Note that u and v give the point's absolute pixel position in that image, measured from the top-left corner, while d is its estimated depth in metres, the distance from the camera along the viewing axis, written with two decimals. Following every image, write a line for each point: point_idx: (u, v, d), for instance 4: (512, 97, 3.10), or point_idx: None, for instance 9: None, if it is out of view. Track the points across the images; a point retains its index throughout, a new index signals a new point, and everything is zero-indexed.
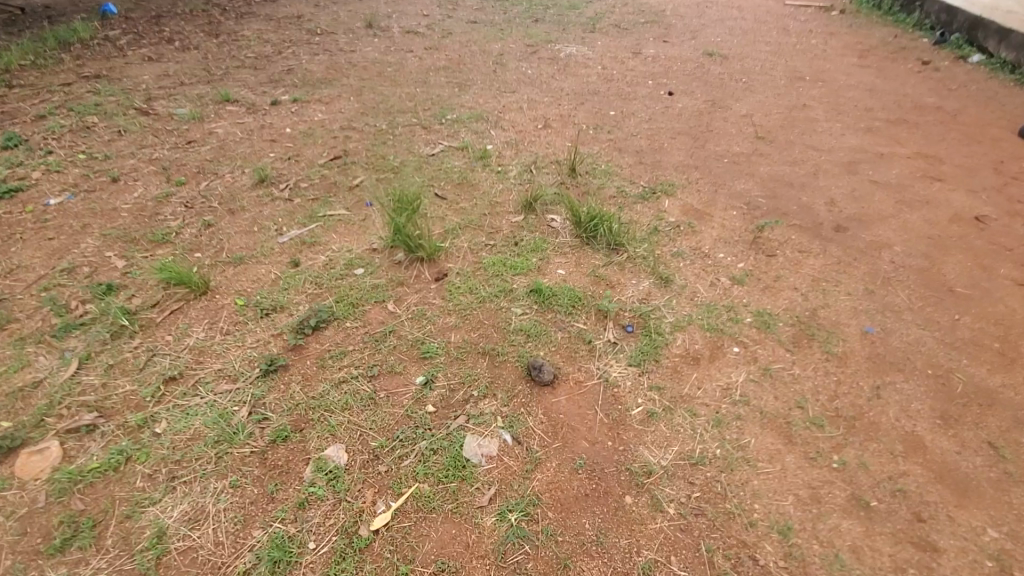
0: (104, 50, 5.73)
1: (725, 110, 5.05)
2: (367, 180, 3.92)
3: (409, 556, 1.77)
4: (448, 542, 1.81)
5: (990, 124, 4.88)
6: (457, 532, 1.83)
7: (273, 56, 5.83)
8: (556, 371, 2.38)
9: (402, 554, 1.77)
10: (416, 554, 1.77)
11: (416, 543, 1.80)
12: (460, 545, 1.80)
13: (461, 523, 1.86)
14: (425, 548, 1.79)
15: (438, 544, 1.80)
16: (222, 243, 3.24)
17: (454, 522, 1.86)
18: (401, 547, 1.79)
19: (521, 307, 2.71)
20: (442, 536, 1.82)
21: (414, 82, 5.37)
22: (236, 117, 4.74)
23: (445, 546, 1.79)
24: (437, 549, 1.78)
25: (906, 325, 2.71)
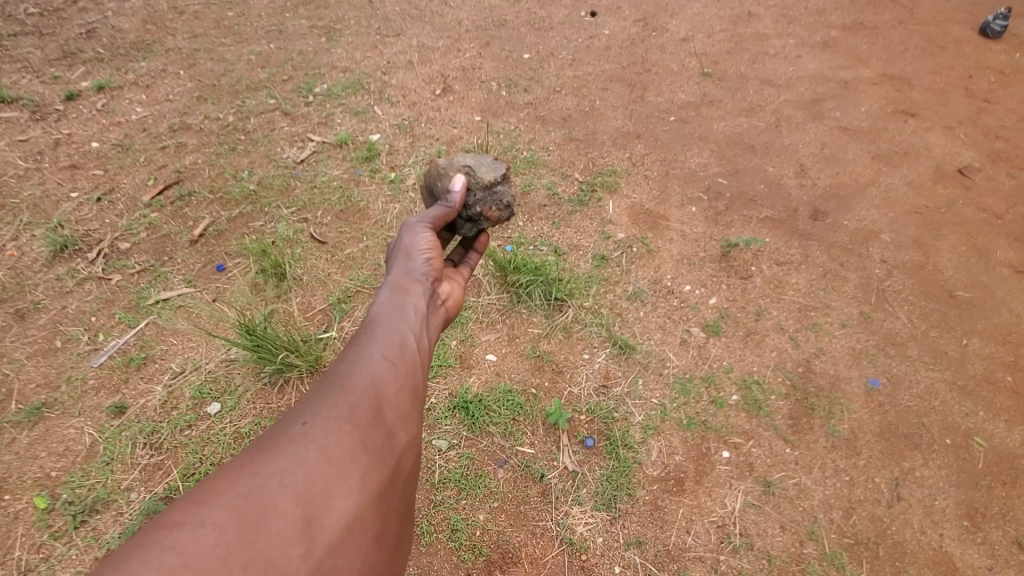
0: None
1: (663, 33, 3.93)
2: (215, 222, 2.81)
3: (280, 465, 0.93)
4: (420, 411, 1.19)
5: (951, 19, 4.16)
6: (424, 376, 1.26)
7: (64, 9, 4.14)
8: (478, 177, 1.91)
9: (255, 468, 0.91)
10: (288, 464, 0.93)
11: (307, 429, 1.01)
12: (402, 457, 1.09)
13: (429, 348, 1.35)
14: (318, 455, 0.97)
15: (361, 435, 1.04)
16: (10, 382, 2.27)
17: (414, 363, 1.25)
18: (265, 449, 0.96)
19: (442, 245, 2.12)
20: (415, 382, 1.22)
21: (265, 33, 3.91)
22: (17, 132, 3.27)
23: (404, 450, 1.10)
24: (350, 446, 1.01)
25: (915, 368, 2.23)
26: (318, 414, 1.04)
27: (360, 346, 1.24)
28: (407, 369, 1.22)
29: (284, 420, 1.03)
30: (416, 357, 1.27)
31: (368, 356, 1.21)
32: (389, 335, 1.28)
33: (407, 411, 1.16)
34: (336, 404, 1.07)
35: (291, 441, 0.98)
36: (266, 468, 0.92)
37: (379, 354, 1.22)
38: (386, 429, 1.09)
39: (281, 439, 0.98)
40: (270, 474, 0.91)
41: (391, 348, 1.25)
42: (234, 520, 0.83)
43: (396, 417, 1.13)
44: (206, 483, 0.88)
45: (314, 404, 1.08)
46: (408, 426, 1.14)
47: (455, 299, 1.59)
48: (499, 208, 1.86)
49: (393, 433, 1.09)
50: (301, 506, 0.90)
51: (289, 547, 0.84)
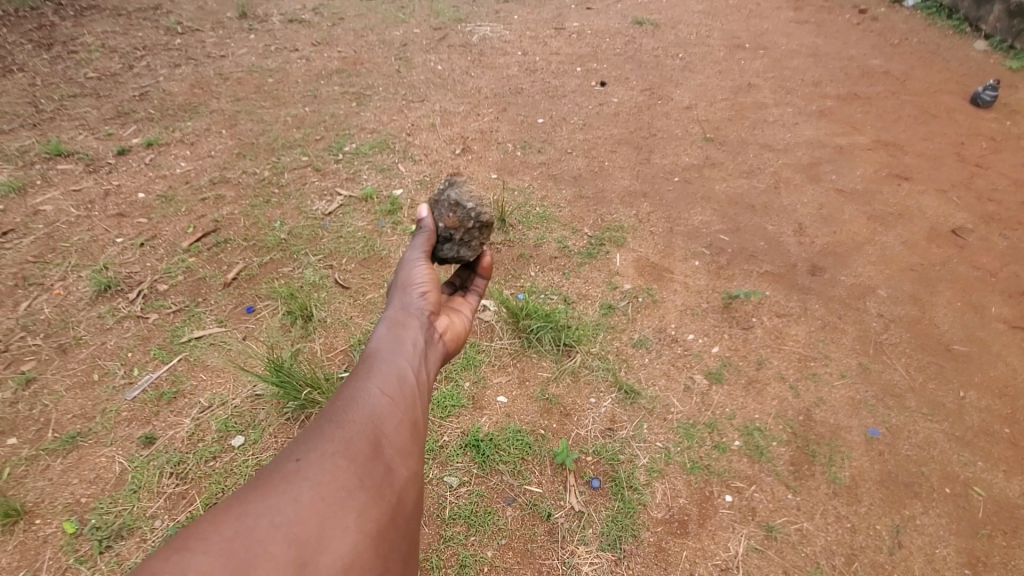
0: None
1: (668, 101, 4.22)
2: (247, 267, 3.02)
3: (279, 503, 1.06)
4: (413, 448, 1.33)
5: (940, 90, 4.42)
6: (418, 414, 1.40)
7: (121, 73, 4.56)
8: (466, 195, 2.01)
9: (256, 506, 1.05)
10: (286, 503, 1.07)
11: (304, 467, 1.15)
12: (396, 493, 1.23)
13: (425, 385, 1.50)
14: (313, 495, 1.10)
15: (356, 474, 1.18)
16: (48, 412, 2.41)
17: (408, 402, 1.40)
18: (265, 486, 1.09)
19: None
20: (408, 421, 1.36)
21: (301, 97, 4.27)
22: (72, 182, 3.57)
23: (397, 486, 1.24)
24: (346, 486, 1.15)
25: (912, 420, 2.35)
26: (315, 453, 1.18)
27: (358, 384, 1.39)
28: (402, 406, 1.38)
29: (285, 458, 1.17)
30: (411, 395, 1.42)
31: (365, 395, 1.35)
32: (386, 373, 1.43)
33: (401, 448, 1.30)
34: (331, 443, 1.21)
35: (289, 479, 1.11)
36: (266, 506, 1.05)
37: (376, 393, 1.36)
38: (380, 467, 1.23)
39: (280, 477, 1.12)
40: (270, 512, 1.04)
41: (387, 386, 1.40)
42: (237, 554, 0.96)
43: (391, 454, 1.27)
44: (211, 519, 1.01)
45: (311, 440, 1.22)
46: (404, 463, 1.28)
47: (453, 332, 1.73)
48: (456, 213, 1.90)
49: (385, 471, 1.23)
50: (298, 544, 1.02)
51: None
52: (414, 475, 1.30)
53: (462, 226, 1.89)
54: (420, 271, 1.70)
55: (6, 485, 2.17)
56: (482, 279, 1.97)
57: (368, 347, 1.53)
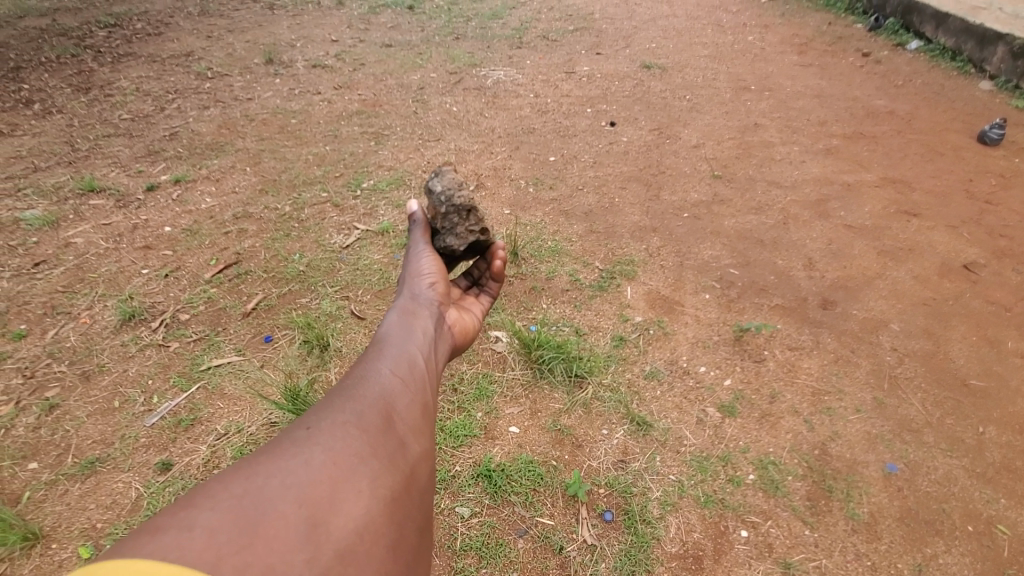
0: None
1: (676, 140, 4.35)
2: (266, 297, 3.10)
3: (293, 464, 1.12)
4: (423, 427, 1.41)
5: (946, 129, 4.50)
6: (426, 397, 1.50)
7: (153, 115, 4.80)
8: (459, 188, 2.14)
9: (269, 466, 1.10)
10: (299, 463, 1.13)
11: (317, 434, 1.22)
12: (407, 465, 1.29)
13: (432, 373, 1.60)
14: (327, 459, 1.16)
15: (367, 443, 1.25)
16: (69, 437, 2.47)
17: (416, 385, 1.49)
18: (280, 450, 1.16)
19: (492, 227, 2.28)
20: (418, 402, 1.45)
21: (323, 137, 4.46)
22: (103, 216, 3.72)
23: (408, 458, 1.31)
24: (359, 453, 1.22)
25: (931, 455, 2.31)
26: (326, 425, 1.25)
27: (369, 366, 1.49)
28: (409, 385, 1.48)
29: (298, 428, 1.25)
30: (419, 379, 1.52)
31: (375, 376, 1.45)
32: (395, 357, 1.54)
33: (411, 424, 1.39)
34: (342, 417, 1.29)
35: (302, 446, 1.18)
36: (280, 466, 1.11)
37: (385, 374, 1.47)
38: (390, 438, 1.31)
39: (293, 442, 1.18)
40: (286, 472, 1.10)
41: (397, 368, 1.50)
42: (250, 508, 1.01)
43: (402, 428, 1.35)
44: (225, 478, 1.06)
45: (323, 415, 1.30)
46: (413, 437, 1.37)
47: (460, 327, 1.88)
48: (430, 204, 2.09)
49: (396, 442, 1.31)
50: (314, 501, 1.08)
51: (301, 536, 1.01)
52: (424, 452, 1.37)
53: (438, 213, 2.05)
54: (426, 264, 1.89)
55: (26, 508, 2.22)
56: (496, 282, 2.12)
57: (378, 334, 1.65)
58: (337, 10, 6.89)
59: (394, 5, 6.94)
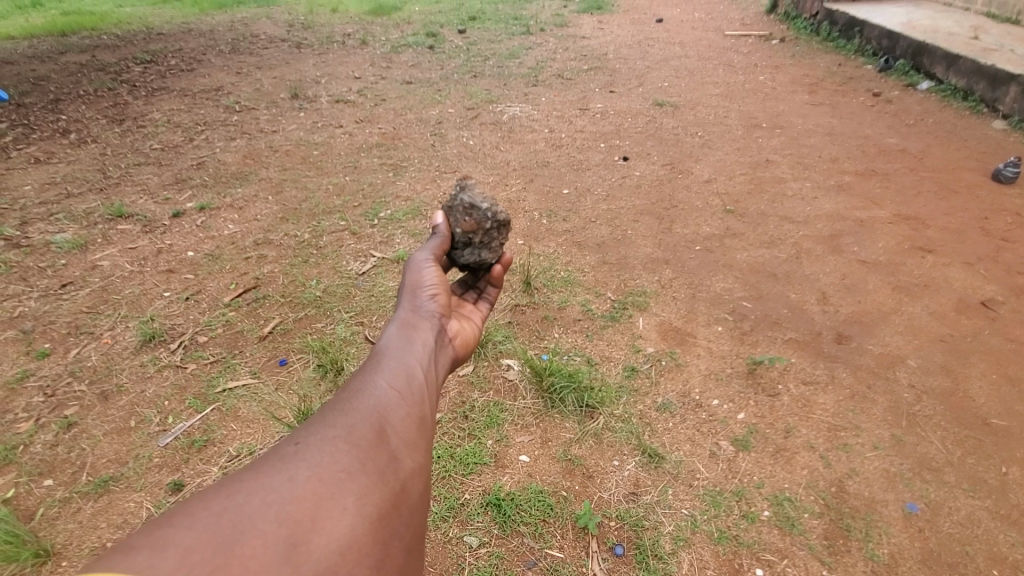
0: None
1: (688, 175, 4.41)
2: (282, 322, 3.16)
3: (276, 481, 1.14)
4: (419, 442, 1.42)
5: (959, 167, 4.52)
6: (423, 410, 1.50)
7: (183, 145, 5.00)
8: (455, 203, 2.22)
9: (252, 483, 1.12)
10: (282, 480, 1.14)
11: (304, 450, 1.23)
12: (398, 481, 1.30)
13: (432, 385, 1.61)
14: (311, 476, 1.17)
15: (357, 459, 1.26)
16: (85, 456, 2.50)
17: (413, 398, 1.50)
18: (265, 467, 1.17)
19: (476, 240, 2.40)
20: (414, 415, 1.46)
21: (343, 168, 4.60)
22: (129, 240, 3.85)
23: (401, 474, 1.31)
24: (346, 471, 1.23)
25: (953, 496, 2.25)
26: (314, 442, 1.27)
27: (366, 380, 1.50)
28: (405, 399, 1.49)
29: (286, 444, 1.26)
30: (416, 392, 1.53)
31: (371, 389, 1.47)
32: (393, 371, 1.56)
33: (405, 439, 1.39)
34: (332, 433, 1.30)
35: (287, 464, 1.19)
36: (262, 483, 1.12)
37: (382, 388, 1.48)
38: (382, 454, 1.32)
39: (279, 458, 1.20)
40: (269, 489, 1.12)
41: (394, 381, 1.52)
42: (227, 526, 1.02)
43: (395, 444, 1.36)
44: (205, 496, 1.08)
45: (314, 431, 1.31)
46: (406, 453, 1.37)
47: (463, 337, 1.87)
48: (472, 218, 2.13)
49: (388, 457, 1.32)
50: (296, 518, 1.08)
51: (279, 554, 1.02)
52: (418, 467, 1.38)
53: (481, 228, 2.13)
54: (429, 274, 1.87)
55: (38, 525, 2.25)
56: (493, 288, 2.14)
57: (379, 345, 1.66)
58: (361, 49, 7.20)
59: (416, 45, 7.24)
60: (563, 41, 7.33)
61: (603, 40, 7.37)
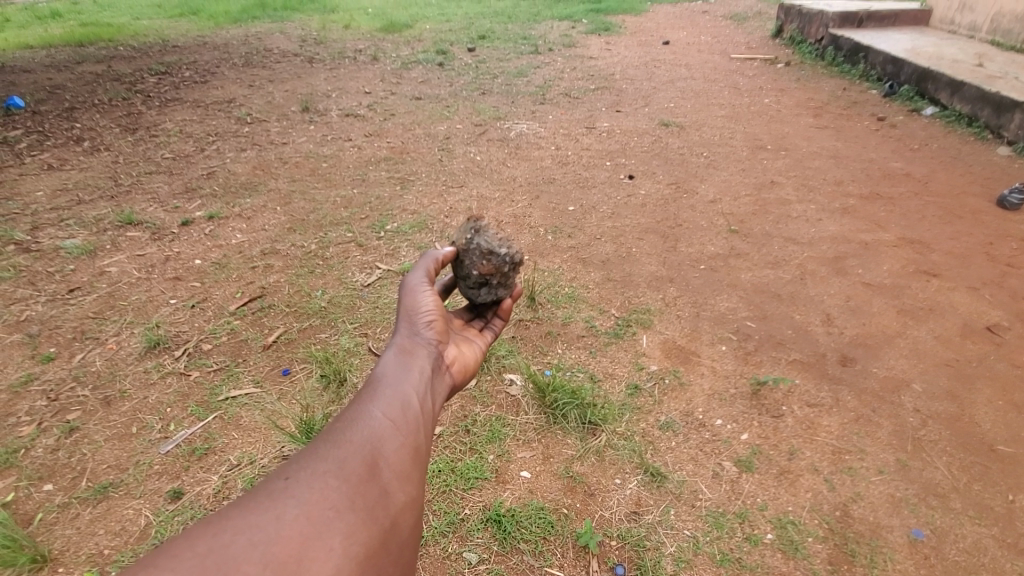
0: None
1: (693, 194, 4.44)
2: (287, 331, 3.17)
3: (264, 519, 1.16)
4: (411, 474, 1.43)
5: (964, 192, 4.54)
6: (418, 440, 1.50)
7: (194, 155, 5.07)
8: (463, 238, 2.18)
9: (240, 521, 1.14)
10: (270, 519, 1.16)
11: (294, 486, 1.25)
12: (387, 517, 1.31)
13: (429, 413, 1.60)
14: (299, 515, 1.19)
15: (346, 495, 1.28)
16: (85, 461, 2.50)
17: (408, 428, 1.50)
18: (254, 502, 1.19)
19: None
20: (408, 446, 1.46)
21: (351, 180, 4.65)
22: (138, 247, 3.88)
23: (390, 510, 1.33)
24: (335, 507, 1.24)
25: (959, 523, 2.22)
26: (306, 475, 1.28)
27: (361, 408, 1.51)
28: (400, 430, 1.49)
29: (278, 476, 1.28)
30: (412, 421, 1.53)
31: (366, 419, 1.47)
32: (389, 398, 1.56)
33: (397, 472, 1.40)
34: (324, 466, 1.32)
35: (277, 499, 1.21)
36: (251, 521, 1.15)
37: (376, 418, 1.48)
38: (373, 489, 1.33)
39: (269, 494, 1.22)
40: (256, 528, 1.14)
41: (389, 410, 1.52)
42: (213, 567, 1.05)
43: (387, 477, 1.37)
44: (194, 534, 1.11)
45: (307, 462, 1.33)
46: (397, 486, 1.38)
47: (461, 363, 1.86)
48: (490, 262, 2.10)
49: (378, 491, 1.34)
50: (280, 560, 1.11)
51: None
52: (409, 500, 1.39)
53: (499, 271, 2.12)
54: (426, 300, 1.83)
55: (36, 530, 2.24)
56: (500, 321, 2.14)
57: (376, 371, 1.65)
58: (372, 65, 7.32)
59: (426, 62, 7.36)
60: (571, 61, 7.44)
61: (610, 61, 7.48)
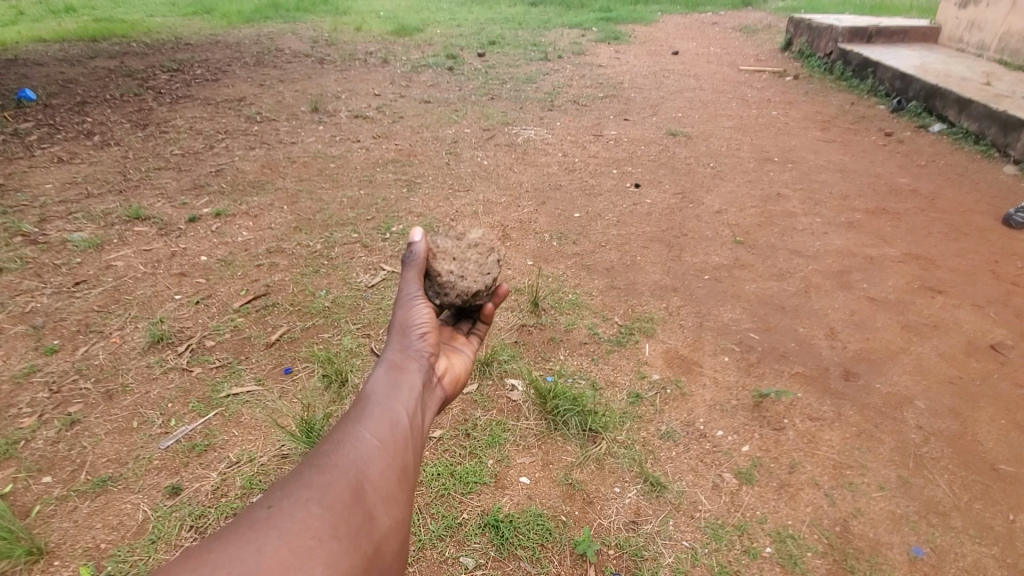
0: (8, 148, 5.04)
1: (699, 205, 4.44)
2: (290, 330, 3.18)
3: (245, 553, 1.14)
4: (397, 496, 1.43)
5: (970, 209, 4.53)
6: (406, 460, 1.51)
7: (203, 152, 5.10)
8: (430, 258, 2.07)
9: (220, 557, 1.12)
10: (251, 553, 1.15)
11: (276, 515, 1.23)
12: (371, 543, 1.32)
13: (418, 431, 1.61)
14: (282, 545, 1.18)
15: (331, 522, 1.27)
16: (85, 454, 2.50)
17: (396, 447, 1.51)
18: (235, 535, 1.18)
19: (479, 240, 2.27)
20: (395, 466, 1.47)
21: (358, 182, 4.67)
22: (144, 242, 3.90)
23: (374, 535, 1.33)
24: (318, 535, 1.24)
25: (961, 542, 2.20)
26: (289, 501, 1.27)
27: (349, 428, 1.51)
28: (387, 450, 1.49)
29: (261, 503, 1.27)
30: (400, 441, 1.53)
31: (354, 441, 1.47)
32: (377, 417, 1.55)
33: (382, 494, 1.41)
34: (309, 491, 1.31)
35: (260, 528, 1.20)
36: (231, 556, 1.13)
37: (364, 439, 1.48)
38: (357, 513, 1.33)
39: (250, 525, 1.20)
40: (237, 560, 1.12)
41: (377, 429, 1.52)
42: None
43: (373, 501, 1.38)
44: (172, 570, 1.09)
45: (290, 488, 1.31)
46: (382, 509, 1.39)
47: (452, 375, 1.87)
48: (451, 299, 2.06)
49: (363, 516, 1.34)
50: None
51: None
52: (394, 523, 1.40)
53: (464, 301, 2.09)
54: (419, 314, 1.82)
55: (34, 522, 2.24)
56: (484, 324, 2.20)
57: (365, 389, 1.65)
58: (382, 67, 7.36)
59: (436, 66, 7.40)
60: (580, 68, 7.47)
61: (619, 70, 7.51)
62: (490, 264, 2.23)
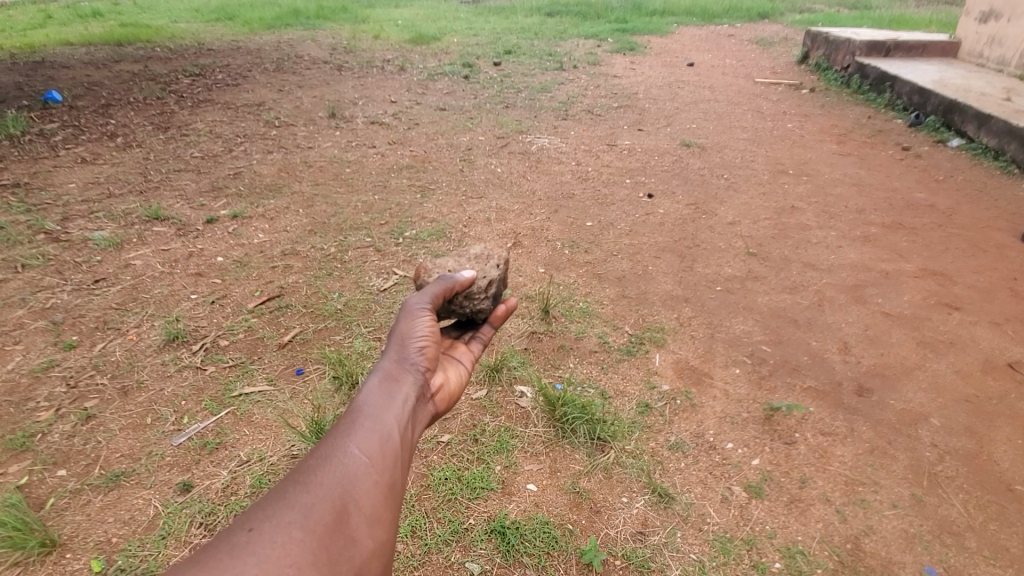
0: (33, 148, 5.17)
1: (712, 216, 4.42)
2: (302, 331, 3.21)
3: None
4: (382, 517, 1.44)
5: (988, 226, 4.47)
6: (394, 477, 1.52)
7: (222, 155, 5.18)
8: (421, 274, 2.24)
9: None
10: None
11: (255, 539, 1.24)
12: (350, 568, 1.33)
13: (408, 447, 1.61)
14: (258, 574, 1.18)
15: (310, 549, 1.28)
16: (99, 449, 2.54)
17: (384, 465, 1.52)
18: (213, 561, 1.18)
19: (483, 251, 2.41)
20: (382, 485, 1.48)
21: (372, 187, 4.72)
22: (163, 242, 3.97)
23: (355, 560, 1.34)
24: (296, 562, 1.24)
25: (976, 564, 2.16)
26: (271, 524, 1.28)
27: (338, 445, 1.51)
28: (374, 468, 1.49)
29: (241, 527, 1.27)
30: (389, 458, 1.54)
31: (341, 459, 1.47)
32: (368, 434, 1.56)
33: (365, 516, 1.41)
34: (291, 514, 1.31)
35: (239, 556, 1.20)
36: None
37: (352, 456, 1.49)
38: (338, 538, 1.34)
39: (228, 551, 1.21)
40: None
41: (367, 446, 1.53)
42: None
43: (356, 523, 1.38)
44: None
45: (273, 509, 1.31)
46: (365, 530, 1.39)
47: (446, 390, 1.87)
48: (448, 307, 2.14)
49: (344, 540, 1.34)
50: None
51: None
52: (378, 545, 1.40)
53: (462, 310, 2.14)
54: (421, 324, 1.84)
55: (47, 514, 2.28)
56: (488, 330, 2.18)
57: (359, 400, 1.65)
58: (399, 75, 7.45)
59: (452, 74, 7.47)
60: (595, 78, 7.51)
61: (634, 80, 7.53)
62: (489, 270, 2.31)
